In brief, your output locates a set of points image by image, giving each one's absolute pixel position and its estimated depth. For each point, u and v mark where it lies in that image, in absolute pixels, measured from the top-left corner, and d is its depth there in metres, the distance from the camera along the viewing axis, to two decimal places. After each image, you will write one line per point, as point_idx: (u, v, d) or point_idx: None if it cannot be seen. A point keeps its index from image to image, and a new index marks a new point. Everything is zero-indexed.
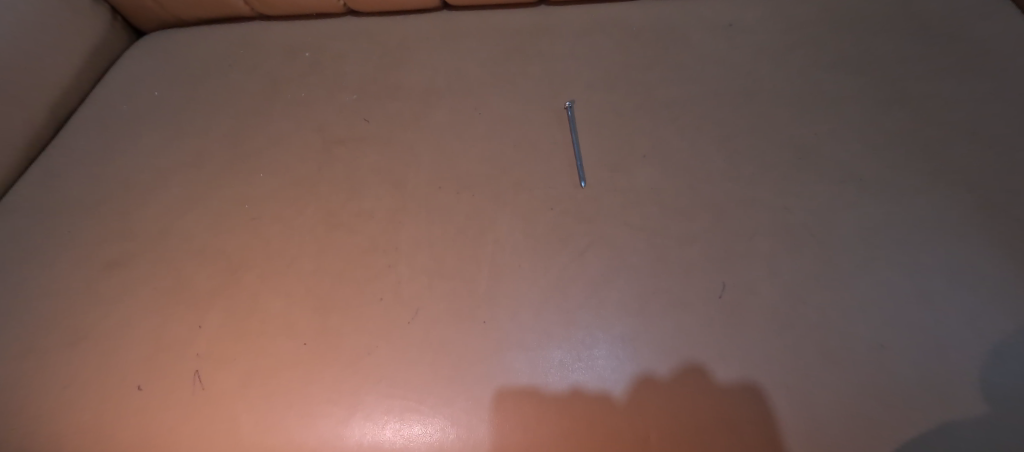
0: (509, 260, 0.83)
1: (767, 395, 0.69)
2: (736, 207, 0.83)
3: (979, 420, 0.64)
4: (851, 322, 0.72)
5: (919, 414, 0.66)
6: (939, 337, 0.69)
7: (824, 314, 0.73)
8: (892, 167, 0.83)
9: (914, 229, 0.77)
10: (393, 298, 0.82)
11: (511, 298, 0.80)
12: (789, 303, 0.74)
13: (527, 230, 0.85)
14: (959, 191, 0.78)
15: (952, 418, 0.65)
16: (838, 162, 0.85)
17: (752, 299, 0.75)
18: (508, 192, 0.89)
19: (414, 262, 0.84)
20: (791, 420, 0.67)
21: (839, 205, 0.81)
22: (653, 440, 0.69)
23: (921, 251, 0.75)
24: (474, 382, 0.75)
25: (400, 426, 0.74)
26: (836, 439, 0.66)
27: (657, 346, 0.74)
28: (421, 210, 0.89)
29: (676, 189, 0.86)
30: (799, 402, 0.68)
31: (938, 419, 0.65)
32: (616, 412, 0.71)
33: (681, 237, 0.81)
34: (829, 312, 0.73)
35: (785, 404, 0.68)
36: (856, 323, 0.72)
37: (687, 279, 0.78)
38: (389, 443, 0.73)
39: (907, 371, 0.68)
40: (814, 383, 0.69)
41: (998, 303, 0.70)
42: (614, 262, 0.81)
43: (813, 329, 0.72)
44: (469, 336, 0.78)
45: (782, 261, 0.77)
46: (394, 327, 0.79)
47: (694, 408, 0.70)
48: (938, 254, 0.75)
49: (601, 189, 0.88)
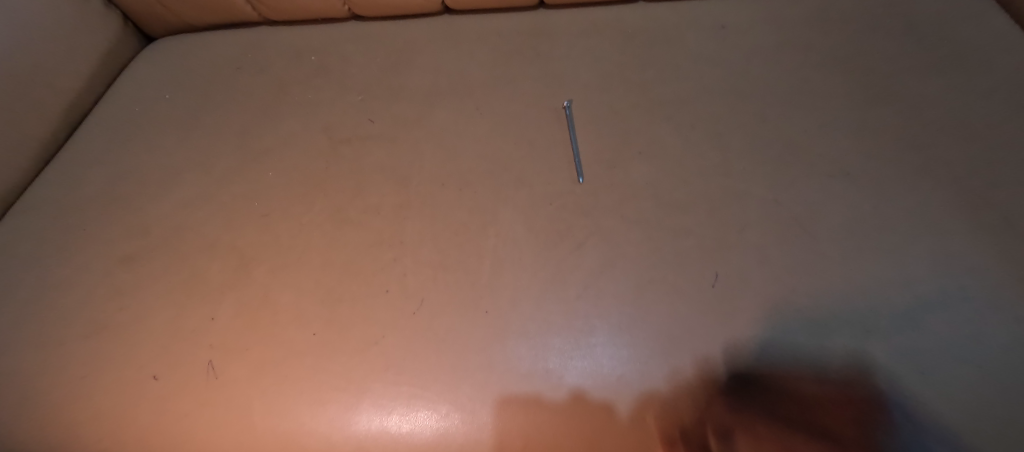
0: (284, 120, 0.54)
1: (589, 290, 0.42)
2: (650, 37, 0.55)
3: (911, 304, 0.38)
4: (839, 297, 0.40)
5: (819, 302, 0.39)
6: (908, 199, 0.43)
7: (782, 259, 0.42)
8: (866, 5, 0.54)
9: (892, 129, 0.47)
10: (127, 162, 0.54)
11: (291, 150, 0.52)
12: (655, 165, 0.47)
13: (346, 79, 0.56)
14: (944, 21, 0.51)
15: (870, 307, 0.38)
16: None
17: (609, 157, 0.48)
18: (315, 44, 0.59)
19: (177, 116, 0.56)
20: (611, 339, 0.40)
21: (817, 51, 0.52)
22: (399, 344, 0.41)
23: (867, 99, 0.48)
24: (199, 248, 0.48)
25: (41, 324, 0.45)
26: (680, 350, 0.39)
27: (479, 203, 0.47)
28: (188, 72, 0.60)
29: (557, 28, 0.57)
30: (636, 306, 0.41)
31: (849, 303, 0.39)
32: (387, 288, 0.44)
33: (554, 71, 0.54)
34: (793, 272, 0.41)
35: (614, 311, 0.41)
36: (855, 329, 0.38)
37: (549, 125, 0.51)
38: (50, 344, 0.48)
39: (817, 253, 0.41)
40: (691, 354, 0.39)
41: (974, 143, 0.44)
42: (430, 115, 0.53)
43: (757, 289, 0.41)
44: (215, 198, 0.50)
45: (670, 113, 0.50)
46: (93, 203, 0.52)
47: (474, 300, 0.42)
48: (892, 100, 0.48)
49: (470, 29, 0.58)
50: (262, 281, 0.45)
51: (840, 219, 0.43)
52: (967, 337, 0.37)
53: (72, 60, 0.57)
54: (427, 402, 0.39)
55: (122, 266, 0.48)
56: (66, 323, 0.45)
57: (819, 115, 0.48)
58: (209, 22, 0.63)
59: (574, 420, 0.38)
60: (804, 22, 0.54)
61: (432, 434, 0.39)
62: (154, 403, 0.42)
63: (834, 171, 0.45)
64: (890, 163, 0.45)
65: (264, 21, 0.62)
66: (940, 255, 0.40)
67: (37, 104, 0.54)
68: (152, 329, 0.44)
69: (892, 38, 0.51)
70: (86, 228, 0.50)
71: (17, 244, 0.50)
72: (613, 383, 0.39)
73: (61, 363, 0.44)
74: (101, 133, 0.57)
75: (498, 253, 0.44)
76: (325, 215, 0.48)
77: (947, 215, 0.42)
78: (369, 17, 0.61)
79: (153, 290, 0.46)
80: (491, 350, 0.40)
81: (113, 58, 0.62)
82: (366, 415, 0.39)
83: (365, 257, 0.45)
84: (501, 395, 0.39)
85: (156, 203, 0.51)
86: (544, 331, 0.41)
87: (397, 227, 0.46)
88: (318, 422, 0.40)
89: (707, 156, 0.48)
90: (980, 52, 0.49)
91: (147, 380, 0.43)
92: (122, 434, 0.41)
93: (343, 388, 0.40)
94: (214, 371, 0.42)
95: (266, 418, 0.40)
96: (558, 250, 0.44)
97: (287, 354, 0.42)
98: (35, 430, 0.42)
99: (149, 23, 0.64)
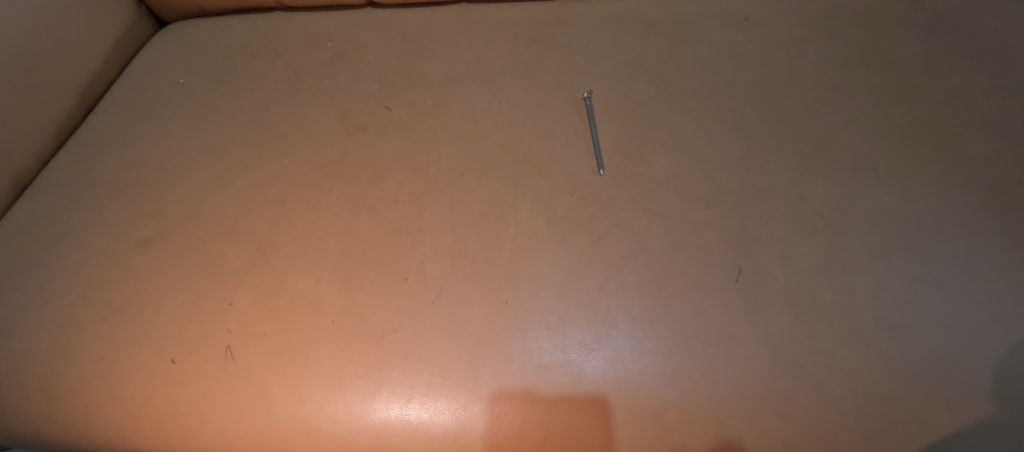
0: (299, 108, 0.54)
1: (615, 292, 0.41)
2: (670, 28, 0.54)
3: (936, 315, 0.38)
4: (864, 290, 0.40)
5: (837, 310, 0.39)
6: (935, 196, 0.43)
7: (806, 254, 0.41)
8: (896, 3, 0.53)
9: (925, 130, 0.46)
10: (144, 145, 0.54)
11: (307, 137, 0.52)
12: (681, 164, 0.46)
13: (363, 66, 0.56)
14: (973, 23, 0.50)
15: (887, 316, 0.38)
16: None
17: (631, 156, 0.47)
18: (330, 32, 0.59)
19: (193, 101, 0.56)
20: (635, 342, 0.39)
21: (841, 45, 0.51)
22: (415, 335, 0.41)
23: (901, 104, 0.47)
24: (216, 232, 0.47)
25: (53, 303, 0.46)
26: (704, 353, 0.38)
27: (498, 192, 0.46)
28: (201, 56, 0.59)
29: (574, 21, 0.56)
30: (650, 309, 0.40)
31: (868, 311, 0.39)
32: (405, 277, 0.43)
33: (573, 61, 0.53)
34: (818, 268, 0.41)
35: (635, 314, 0.40)
36: (879, 323, 0.38)
37: (567, 116, 0.50)
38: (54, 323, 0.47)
39: (836, 257, 0.41)
40: (711, 358, 0.38)
41: (996, 153, 0.44)
42: (445, 107, 0.52)
43: (781, 283, 0.40)
44: (232, 183, 0.50)
45: (692, 110, 0.49)
46: (106, 189, 0.51)
47: (492, 301, 0.42)
48: (923, 102, 0.47)
49: (488, 17, 0.57)
50: (280, 266, 0.45)
51: (865, 214, 0.43)
52: (993, 335, 0.37)
53: (87, 41, 0.57)
54: (445, 390, 0.39)
55: (140, 249, 0.47)
56: (84, 304, 0.45)
57: (844, 110, 0.48)
58: (225, 6, 0.62)
59: (595, 413, 0.38)
60: (829, 16, 0.53)
61: (450, 423, 0.38)
62: (171, 386, 0.42)
63: (860, 168, 0.45)
64: (917, 158, 0.44)
65: (279, 6, 0.62)
66: (968, 252, 0.40)
67: (49, 83, 0.54)
68: (170, 312, 0.44)
69: (920, 33, 0.50)
70: (104, 210, 0.50)
71: (35, 225, 0.50)
72: (634, 375, 0.38)
73: (79, 344, 0.44)
74: (116, 116, 0.56)
75: (517, 244, 0.44)
76: (341, 201, 0.48)
77: (974, 212, 0.42)
78: (385, 3, 0.60)
79: (171, 274, 0.46)
80: (511, 340, 0.40)
81: (128, 40, 0.62)
82: (384, 402, 0.39)
83: (384, 244, 0.45)
84: (521, 385, 0.39)
85: (173, 187, 0.51)
86: (565, 321, 0.40)
87: (414, 215, 0.46)
88: (337, 409, 0.39)
89: (736, 156, 0.46)
90: (1010, 48, 0.48)
91: (163, 363, 0.42)
92: (139, 416, 0.41)
93: (363, 375, 0.40)
94: (231, 355, 0.42)
95: (284, 403, 0.40)
96: (578, 241, 0.43)
97: (305, 340, 0.42)
98: (54, 411, 0.42)
99: (165, 6, 0.63)
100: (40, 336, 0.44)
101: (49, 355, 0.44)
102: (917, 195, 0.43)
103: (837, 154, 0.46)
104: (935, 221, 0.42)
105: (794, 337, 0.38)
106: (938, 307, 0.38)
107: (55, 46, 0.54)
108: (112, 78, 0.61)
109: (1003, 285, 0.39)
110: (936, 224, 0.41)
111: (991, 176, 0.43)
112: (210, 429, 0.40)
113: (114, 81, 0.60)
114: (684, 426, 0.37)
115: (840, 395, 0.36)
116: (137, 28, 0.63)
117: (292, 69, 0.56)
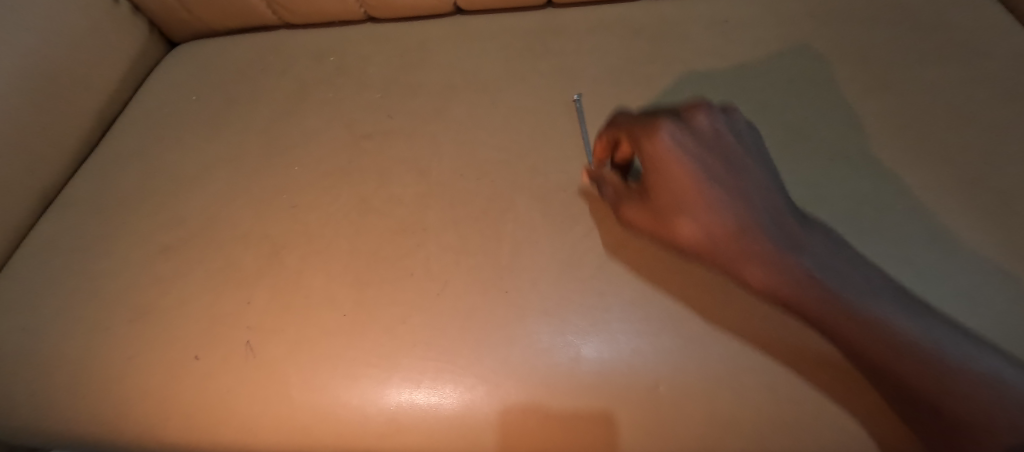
0: (308, 119, 0.57)
1: (610, 279, 0.44)
2: (655, 32, 0.57)
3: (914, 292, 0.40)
4: None
5: None
6: (906, 180, 0.46)
7: None
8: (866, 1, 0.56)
9: (895, 119, 0.49)
10: (161, 158, 0.57)
11: (316, 145, 0.55)
12: None
13: (365, 77, 0.59)
14: (938, 19, 0.54)
15: None
16: None
17: None
18: (333, 46, 0.62)
19: (206, 116, 0.59)
20: (628, 326, 0.42)
21: (816, 42, 0.54)
22: (421, 325, 0.44)
23: (872, 96, 0.50)
24: (233, 236, 0.50)
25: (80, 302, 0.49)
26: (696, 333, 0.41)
27: (497, 190, 0.49)
28: (213, 72, 0.63)
29: (564, 29, 0.59)
30: (642, 294, 0.43)
31: None
32: (412, 272, 0.46)
33: (564, 66, 0.57)
34: None
35: (628, 299, 0.43)
36: None
37: (559, 117, 0.53)
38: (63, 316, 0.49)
39: None
40: (700, 338, 0.41)
41: (960, 139, 0.47)
42: (444, 113, 0.55)
43: None
44: (246, 191, 0.53)
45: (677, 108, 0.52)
46: (126, 200, 0.54)
47: (490, 293, 0.44)
48: (892, 94, 0.50)
49: (482, 28, 0.61)
50: (294, 266, 0.48)
51: (840, 199, 0.45)
52: (968, 305, 0.40)
53: (102, 64, 0.60)
54: (453, 375, 0.42)
55: (162, 255, 0.51)
56: (111, 308, 0.48)
57: (819, 103, 0.51)
58: (233, 26, 0.66)
59: (593, 391, 0.41)
60: (805, 15, 0.56)
61: (459, 405, 0.41)
62: (196, 380, 0.45)
63: (835, 156, 0.48)
64: (888, 145, 0.48)
65: (284, 24, 0.65)
66: (936, 231, 0.43)
67: (70, 104, 0.57)
68: (192, 313, 0.47)
69: (889, 30, 0.54)
70: (126, 220, 0.53)
71: (60, 236, 0.53)
72: (629, 355, 0.41)
73: (109, 344, 0.47)
74: (134, 132, 0.60)
75: (516, 238, 0.47)
76: (350, 204, 0.51)
77: (943, 195, 0.44)
78: (385, 18, 0.64)
79: (191, 277, 0.49)
80: (512, 326, 0.43)
81: (142, 60, 0.65)
82: (396, 388, 0.42)
83: (391, 243, 0.48)
84: (523, 368, 0.42)
85: (190, 196, 0.54)
86: (562, 307, 0.43)
87: (419, 215, 0.49)
88: (351, 396, 0.43)
89: None
90: (975, 41, 0.52)
91: (188, 360, 0.45)
92: (167, 409, 0.44)
93: (375, 364, 0.43)
94: (253, 350, 0.45)
95: (302, 392, 0.43)
96: (573, 233, 0.46)
97: (320, 333, 0.45)
98: (88, 407, 0.45)
99: (177, 28, 0.67)
100: (71, 337, 0.47)
101: (79, 353, 0.47)
102: (891, 181, 0.46)
103: (813, 143, 0.49)
104: (908, 205, 0.44)
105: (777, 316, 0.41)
106: (913, 282, 0.41)
107: (74, 67, 0.57)
108: (128, 96, 0.64)
109: (970, 261, 0.42)
110: (908, 209, 0.44)
111: (959, 162, 0.46)
112: (235, 421, 0.43)
113: (130, 100, 0.64)
114: (676, 400, 0.40)
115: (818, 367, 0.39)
116: (150, 48, 0.66)
117: (299, 83, 0.60)
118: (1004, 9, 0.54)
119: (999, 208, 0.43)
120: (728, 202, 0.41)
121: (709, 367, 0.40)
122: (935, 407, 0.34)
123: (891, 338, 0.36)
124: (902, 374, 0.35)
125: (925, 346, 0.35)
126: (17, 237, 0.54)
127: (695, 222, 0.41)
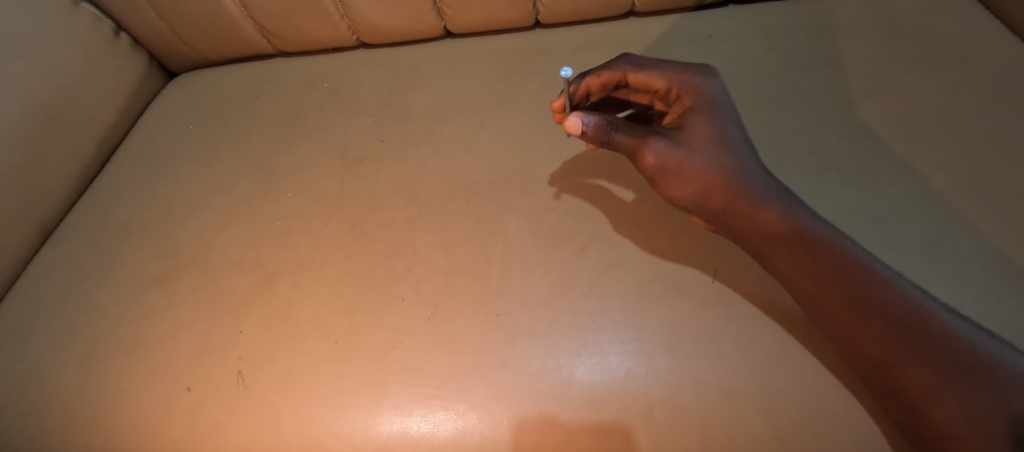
0: (301, 146, 0.57)
1: (601, 298, 0.43)
2: (642, 49, 0.57)
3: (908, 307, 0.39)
4: None
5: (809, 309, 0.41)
6: (898, 191, 0.45)
7: None
8: (852, 11, 0.56)
9: (885, 128, 0.48)
10: (156, 189, 0.58)
11: (308, 172, 0.55)
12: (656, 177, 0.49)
13: (357, 101, 0.60)
14: (926, 27, 0.53)
15: None
16: (779, 8, 0.58)
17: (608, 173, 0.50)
18: (326, 72, 0.63)
19: (202, 145, 0.60)
20: (620, 347, 0.41)
21: (804, 54, 0.54)
22: (411, 351, 0.43)
23: (862, 105, 0.50)
24: (225, 265, 0.51)
25: (72, 335, 0.49)
26: (690, 352, 0.40)
27: (487, 212, 0.49)
28: (208, 101, 0.64)
29: (553, 48, 0.59)
30: (634, 313, 0.42)
31: None
32: (403, 297, 0.46)
33: (552, 85, 0.57)
34: None
35: (620, 319, 0.42)
36: None
37: (548, 136, 0.53)
38: (58, 349, 0.49)
39: None
40: (694, 357, 0.40)
41: (954, 145, 0.46)
42: (434, 136, 0.55)
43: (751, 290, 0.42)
44: (239, 219, 0.53)
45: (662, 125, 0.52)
46: (122, 232, 0.55)
47: (481, 316, 0.44)
48: (882, 102, 0.50)
49: (471, 50, 0.61)
50: (286, 293, 0.48)
51: (830, 212, 0.45)
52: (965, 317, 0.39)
53: (101, 98, 0.61)
54: (444, 402, 0.41)
55: (156, 284, 0.51)
56: (104, 340, 0.48)
57: (809, 114, 0.50)
58: (228, 56, 0.67)
59: (586, 416, 0.40)
60: (792, 29, 0.56)
61: (451, 432, 0.41)
62: (187, 412, 0.44)
63: (825, 168, 0.47)
64: (878, 155, 0.47)
65: (278, 51, 0.66)
66: (932, 242, 0.42)
67: (71, 138, 0.58)
68: (184, 344, 0.47)
69: (877, 39, 0.54)
70: (121, 251, 0.54)
71: (56, 269, 0.54)
72: (621, 377, 0.40)
73: (102, 377, 0.47)
74: (131, 163, 0.61)
75: (506, 259, 0.46)
76: (341, 230, 0.51)
77: (940, 205, 0.44)
78: (377, 44, 0.65)
79: (183, 308, 0.49)
80: (502, 350, 0.42)
81: (140, 92, 0.66)
82: (387, 416, 0.42)
83: (382, 267, 0.48)
84: (514, 394, 0.41)
85: (185, 226, 0.54)
86: (553, 329, 0.43)
87: (409, 238, 0.49)
88: (341, 425, 0.42)
89: None
90: (963, 48, 0.51)
91: (179, 391, 0.45)
92: (157, 443, 0.44)
93: (365, 392, 0.43)
94: (242, 380, 0.45)
95: (292, 423, 0.43)
96: (563, 253, 0.46)
97: (310, 360, 0.44)
98: (78, 442, 0.45)
99: (174, 60, 0.68)
100: (64, 372, 0.47)
101: (71, 387, 0.47)
102: (882, 191, 0.45)
103: (803, 155, 0.48)
104: (901, 215, 0.44)
105: (770, 333, 0.41)
106: None
107: (73, 103, 0.58)
108: (128, 127, 0.65)
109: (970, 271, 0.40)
110: (902, 219, 0.44)
111: (954, 169, 0.45)
112: None
113: (128, 131, 0.65)
114: (670, 424, 0.39)
115: (814, 384, 0.38)
116: (148, 80, 0.67)
117: (292, 110, 0.60)
118: (991, 14, 0.54)
119: (999, 214, 0.42)
120: (735, 158, 0.42)
121: (705, 387, 0.39)
122: (944, 372, 0.33)
123: (906, 300, 0.36)
124: (916, 334, 0.34)
125: (927, 306, 0.35)
126: (15, 271, 0.55)
127: (698, 162, 0.41)
